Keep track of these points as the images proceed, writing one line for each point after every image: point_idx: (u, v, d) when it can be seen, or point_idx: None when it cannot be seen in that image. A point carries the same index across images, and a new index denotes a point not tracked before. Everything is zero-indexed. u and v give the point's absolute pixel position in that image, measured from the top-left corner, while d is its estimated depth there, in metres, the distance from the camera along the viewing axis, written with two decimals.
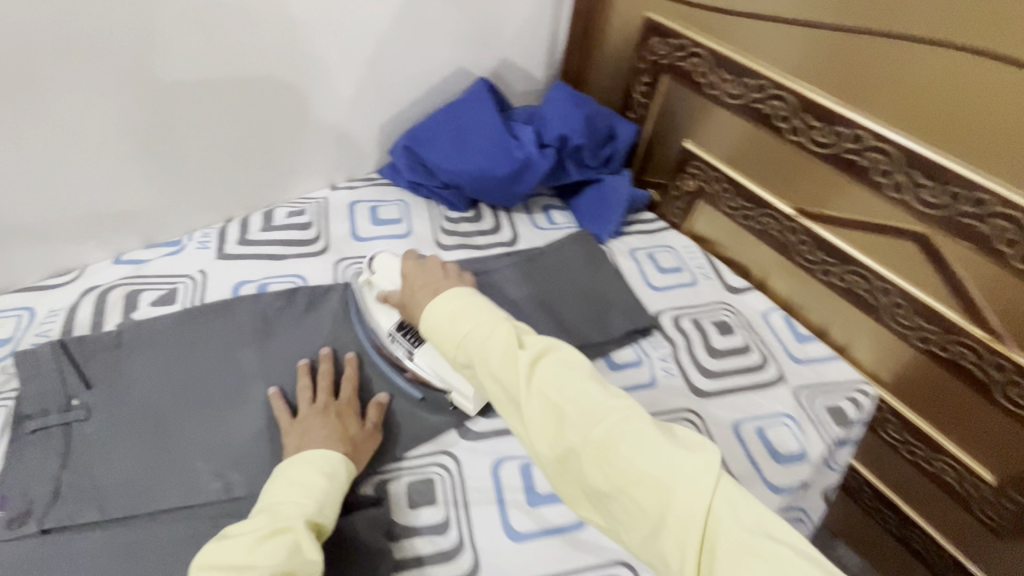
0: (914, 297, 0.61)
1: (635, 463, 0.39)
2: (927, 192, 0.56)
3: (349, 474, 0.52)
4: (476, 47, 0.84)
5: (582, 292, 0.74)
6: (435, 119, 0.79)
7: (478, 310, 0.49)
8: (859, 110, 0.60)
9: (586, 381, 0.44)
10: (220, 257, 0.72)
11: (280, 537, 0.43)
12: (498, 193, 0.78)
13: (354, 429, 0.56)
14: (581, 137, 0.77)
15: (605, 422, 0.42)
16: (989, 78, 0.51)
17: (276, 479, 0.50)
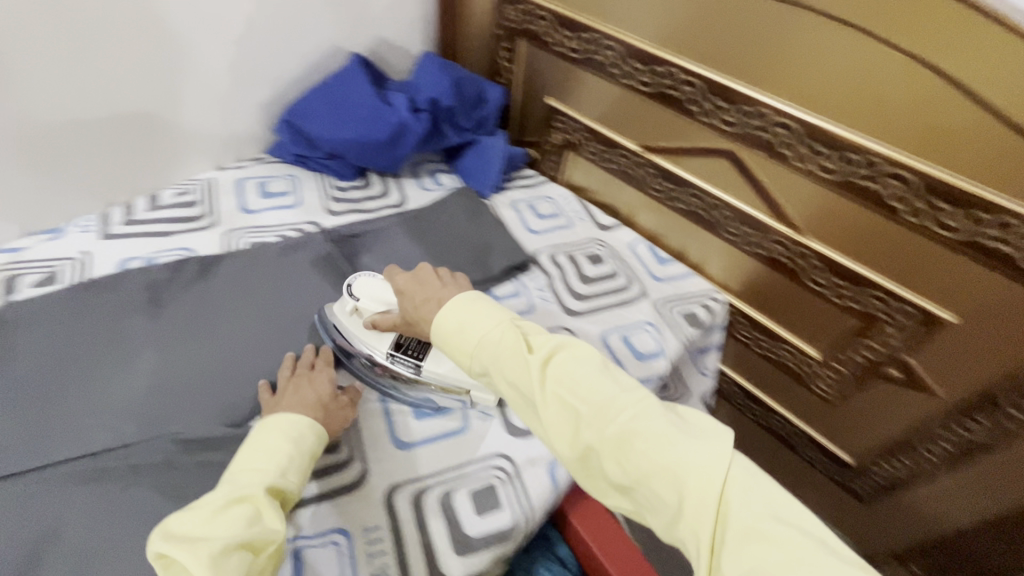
0: (837, 263, 0.65)
1: (656, 456, 0.41)
2: (828, 161, 0.59)
3: (318, 438, 0.53)
4: (350, 24, 0.89)
5: (465, 239, 0.80)
6: (314, 94, 0.84)
7: (488, 312, 0.51)
8: (766, 91, 0.61)
9: (599, 379, 0.45)
10: (103, 238, 0.74)
11: (240, 505, 0.43)
12: (380, 158, 0.84)
13: (330, 399, 0.57)
14: (448, 100, 0.84)
15: (619, 417, 0.43)
16: (900, 61, 0.52)
17: (244, 449, 0.49)
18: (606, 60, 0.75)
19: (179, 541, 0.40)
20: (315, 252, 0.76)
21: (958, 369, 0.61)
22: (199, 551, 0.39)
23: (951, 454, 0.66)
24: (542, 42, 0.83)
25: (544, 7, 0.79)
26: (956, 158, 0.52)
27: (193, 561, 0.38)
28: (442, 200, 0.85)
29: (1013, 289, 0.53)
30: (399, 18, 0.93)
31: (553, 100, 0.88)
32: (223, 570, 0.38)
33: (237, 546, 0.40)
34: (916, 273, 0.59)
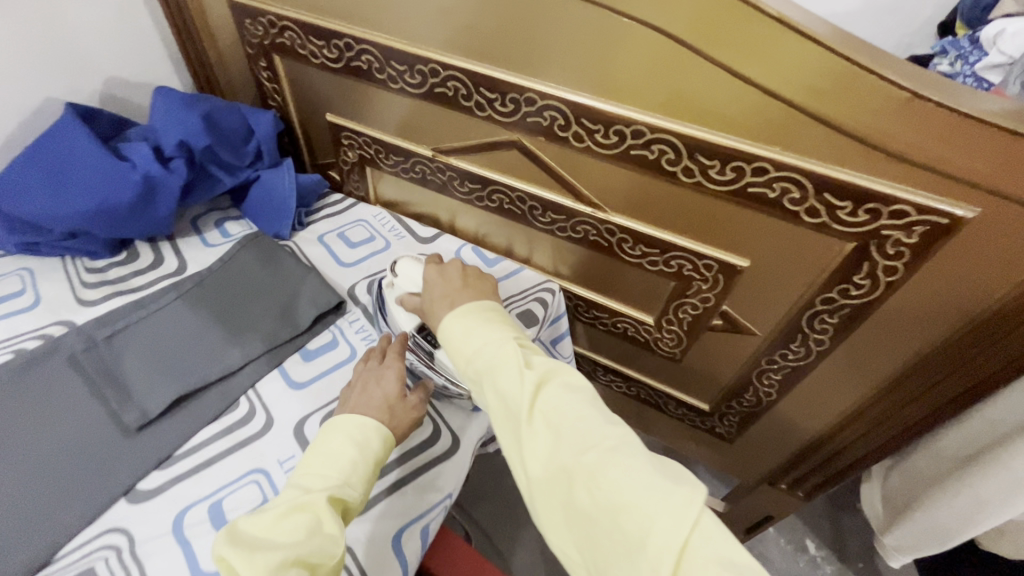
0: (633, 233, 0.65)
1: (626, 490, 0.42)
2: (598, 135, 0.58)
3: (384, 442, 0.52)
4: (62, 69, 0.72)
5: (265, 293, 0.70)
6: (20, 164, 0.67)
7: (496, 326, 0.53)
8: (522, 73, 0.58)
9: (588, 411, 0.46)
10: None
11: (301, 514, 0.45)
12: (136, 224, 0.70)
13: (399, 400, 0.56)
14: (201, 140, 0.71)
15: (600, 446, 0.44)
16: (629, 28, 0.49)
17: (312, 449, 0.51)
18: (369, 66, 0.68)
19: (247, 544, 0.44)
20: (63, 359, 0.60)
21: (761, 305, 0.64)
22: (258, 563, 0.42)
23: (781, 380, 0.70)
24: (298, 55, 0.73)
25: (283, 16, 0.69)
26: (724, 124, 0.51)
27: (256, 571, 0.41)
28: (230, 253, 0.73)
29: (830, 242, 0.54)
30: (123, 50, 0.77)
31: (333, 116, 0.79)
32: None
33: (293, 562, 0.42)
34: (730, 240, 0.59)
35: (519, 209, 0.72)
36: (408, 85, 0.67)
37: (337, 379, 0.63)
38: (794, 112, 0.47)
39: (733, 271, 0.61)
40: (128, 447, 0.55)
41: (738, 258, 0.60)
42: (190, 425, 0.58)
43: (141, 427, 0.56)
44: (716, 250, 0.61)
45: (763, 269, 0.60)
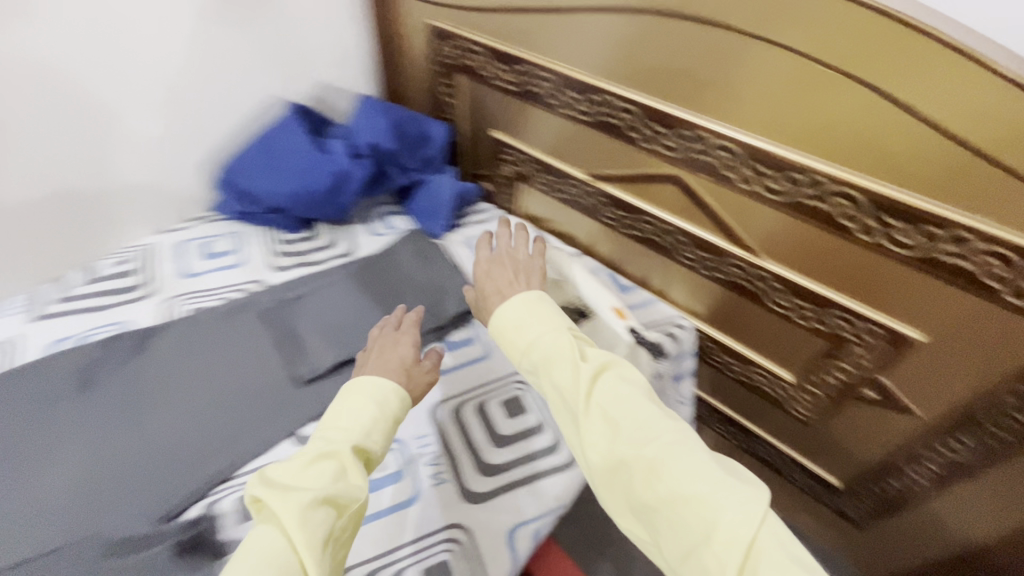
0: (788, 283, 0.62)
1: (687, 484, 0.40)
2: (768, 180, 0.57)
3: (402, 403, 0.51)
4: (289, 74, 0.87)
5: (417, 284, 0.77)
6: (251, 148, 0.82)
7: (549, 319, 0.53)
8: (694, 111, 0.59)
9: (646, 404, 0.46)
10: (36, 318, 0.71)
11: (327, 461, 0.44)
12: (324, 208, 0.82)
13: (414, 363, 0.56)
14: (388, 142, 0.81)
15: (660, 439, 0.43)
16: (825, 79, 0.49)
17: (333, 407, 0.50)
18: (542, 91, 0.73)
19: (275, 488, 0.43)
20: (255, 312, 0.72)
21: (931, 386, 0.58)
22: (289, 503, 0.41)
23: (938, 474, 0.63)
24: (478, 75, 0.81)
25: (476, 41, 0.77)
26: (919, 185, 0.48)
27: (286, 508, 0.40)
28: (393, 245, 0.82)
29: None
30: (338, 61, 0.91)
31: (498, 132, 0.86)
32: (311, 523, 0.40)
33: (322, 502, 0.41)
34: (906, 308, 0.55)
35: (665, 242, 0.73)
36: (576, 112, 0.71)
37: (472, 373, 0.68)
38: (1011, 179, 0.43)
39: (907, 344, 0.57)
40: (295, 395, 0.64)
41: (914, 330, 0.55)
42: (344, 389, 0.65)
43: (308, 382, 0.65)
44: (884, 315, 0.57)
45: (942, 345, 0.54)
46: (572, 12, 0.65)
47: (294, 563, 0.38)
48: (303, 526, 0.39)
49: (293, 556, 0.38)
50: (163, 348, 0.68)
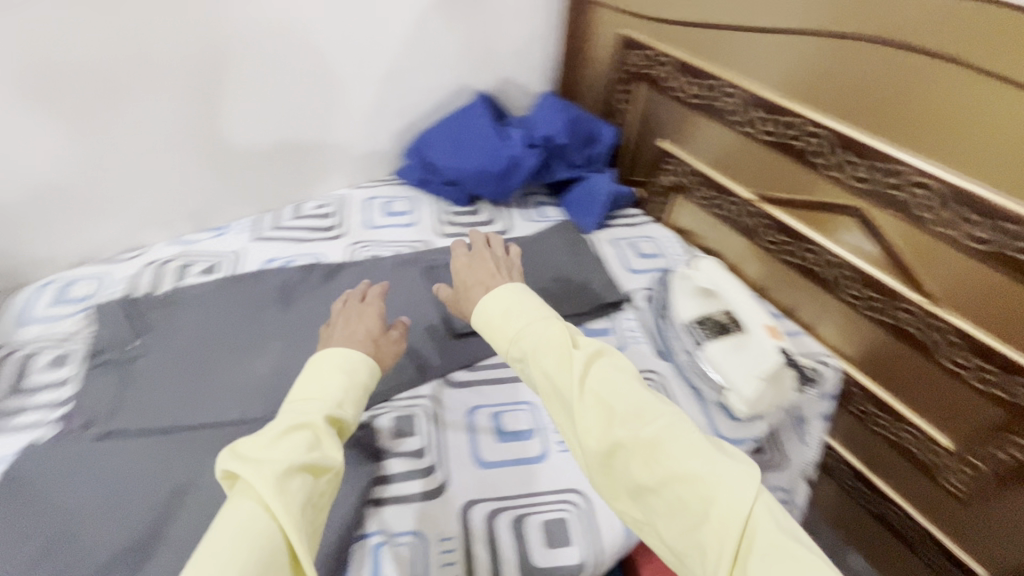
0: (971, 340, 0.58)
1: (684, 461, 0.41)
2: (974, 226, 0.54)
3: (371, 371, 0.53)
4: (480, 66, 0.96)
5: (565, 271, 0.82)
6: (442, 126, 0.93)
7: (534, 312, 0.54)
8: (897, 145, 0.58)
9: (638, 389, 0.46)
10: (255, 238, 0.85)
11: (300, 433, 0.44)
12: (492, 188, 0.90)
13: (381, 334, 0.58)
14: (562, 137, 0.87)
15: (655, 422, 0.44)
16: None
17: (301, 382, 0.50)
18: (725, 107, 0.75)
19: (245, 460, 0.41)
20: (422, 268, 0.82)
21: None
22: (262, 470, 0.39)
23: None
24: (660, 85, 0.85)
25: (668, 53, 0.81)
26: None
27: (260, 478, 0.39)
28: (546, 232, 0.88)
29: None
30: (523, 58, 0.99)
31: (666, 142, 0.88)
32: (288, 490, 0.39)
33: (298, 470, 0.41)
34: None
35: (827, 275, 0.70)
36: (758, 131, 0.72)
37: None
38: None
39: None
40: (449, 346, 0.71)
41: None
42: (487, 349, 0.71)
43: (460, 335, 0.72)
44: None
45: None
46: (780, 35, 0.67)
47: (274, 529, 0.37)
48: (281, 492, 0.39)
49: (271, 522, 0.37)
50: (346, 284, 0.79)
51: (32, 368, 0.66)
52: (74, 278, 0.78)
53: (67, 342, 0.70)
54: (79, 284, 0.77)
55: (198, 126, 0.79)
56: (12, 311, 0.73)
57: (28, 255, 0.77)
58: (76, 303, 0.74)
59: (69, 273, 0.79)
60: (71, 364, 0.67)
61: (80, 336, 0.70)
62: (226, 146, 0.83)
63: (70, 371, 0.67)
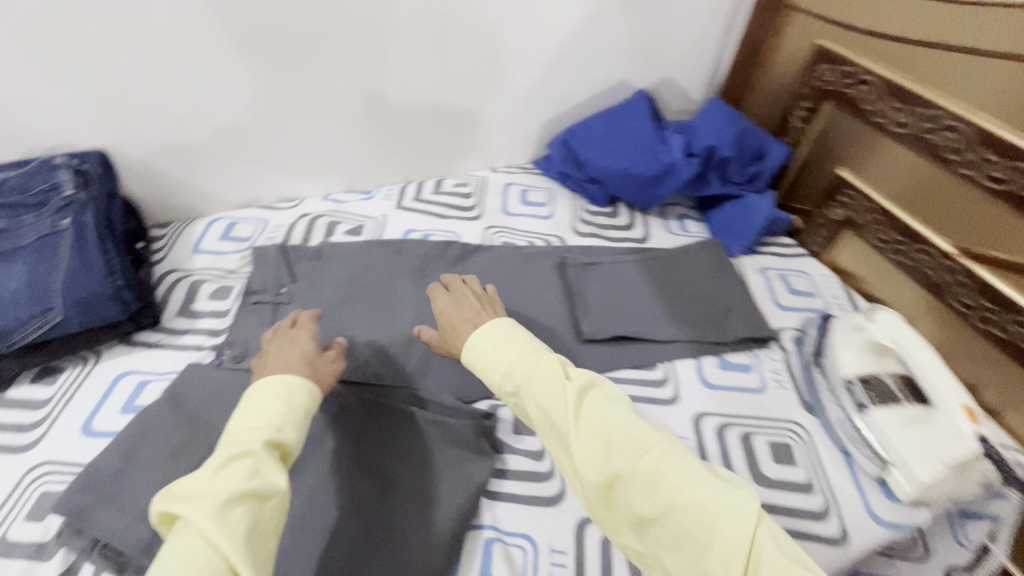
0: None
1: (684, 490, 0.39)
2: None
3: (311, 393, 0.51)
4: (644, 63, 0.91)
5: (705, 294, 0.76)
6: (596, 120, 0.88)
7: (518, 341, 0.52)
8: None
9: (632, 416, 0.44)
10: (398, 207, 0.87)
11: (239, 462, 0.41)
12: (638, 194, 0.85)
13: (317, 355, 0.56)
14: (726, 150, 0.80)
15: (654, 451, 0.42)
16: None
17: (238, 412, 0.47)
18: (945, 143, 0.65)
19: (177, 499, 0.39)
20: (554, 263, 0.80)
21: None
22: (200, 505, 0.37)
23: None
24: (856, 107, 0.75)
25: (877, 72, 0.71)
26: None
27: (197, 514, 0.37)
28: (689, 248, 0.82)
29: None
30: (690, 59, 0.93)
31: (846, 170, 0.78)
32: (228, 523, 0.37)
33: (240, 499, 0.39)
34: None
35: None
36: (986, 176, 0.62)
37: (744, 402, 0.65)
38: None
39: None
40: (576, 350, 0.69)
41: None
42: (615, 360, 0.68)
43: (587, 340, 0.70)
44: None
45: None
46: None
47: (218, 562, 0.36)
48: (222, 523, 0.37)
49: (216, 557, 0.36)
50: (478, 266, 0.79)
51: (199, 296, 0.72)
52: (239, 218, 0.84)
53: (227, 277, 0.75)
54: (243, 224, 0.83)
55: (370, 87, 0.80)
56: (188, 240, 0.80)
57: (203, 187, 0.83)
58: (238, 242, 0.80)
59: (235, 213, 0.85)
60: (229, 299, 0.72)
61: (238, 274, 0.76)
62: (390, 111, 0.84)
63: (229, 305, 0.72)
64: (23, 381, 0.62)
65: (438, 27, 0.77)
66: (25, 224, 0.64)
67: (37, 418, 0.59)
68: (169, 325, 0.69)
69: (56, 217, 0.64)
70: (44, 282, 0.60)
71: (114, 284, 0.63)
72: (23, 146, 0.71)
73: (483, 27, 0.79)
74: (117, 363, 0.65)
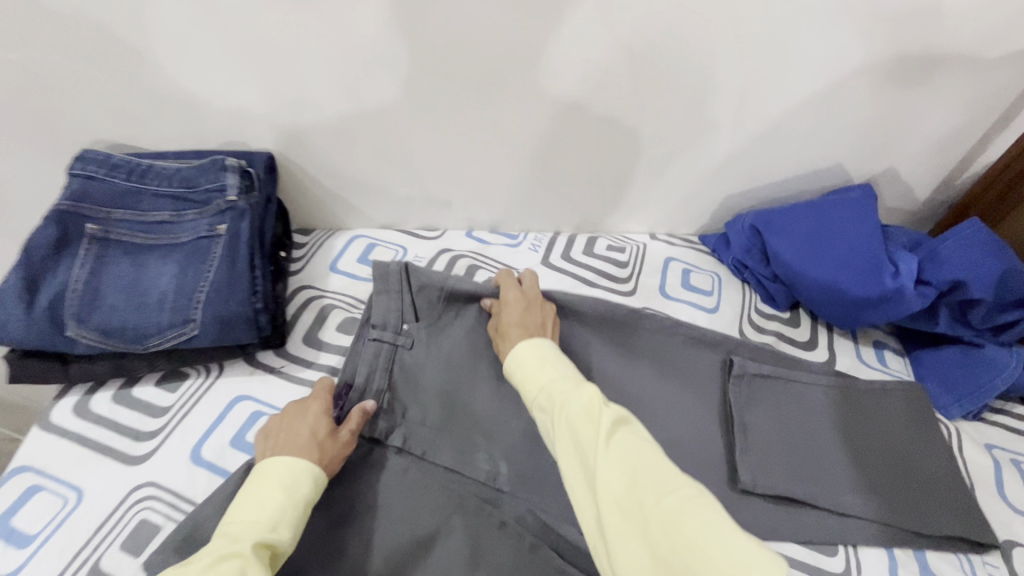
0: None
1: (710, 541, 0.36)
2: None
3: (315, 481, 0.49)
4: (872, 152, 0.75)
5: (908, 466, 0.60)
6: (800, 208, 0.72)
7: (558, 362, 0.53)
8: None
9: (664, 458, 0.42)
10: (543, 263, 0.79)
11: (226, 566, 0.40)
12: (836, 311, 0.69)
13: (328, 435, 0.52)
14: (979, 291, 0.63)
15: (682, 497, 0.39)
16: None
17: (237, 502, 0.46)
18: None
19: None
20: (716, 364, 0.64)
21: None
22: None
23: None
24: None
25: None
26: None
27: None
28: (888, 391, 0.64)
29: None
30: (931, 154, 0.75)
31: None
32: None
33: None
34: None
35: None
36: None
37: None
38: None
39: None
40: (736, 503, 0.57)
41: None
42: (781, 532, 0.55)
43: (743, 491, 0.57)
44: None
45: None
46: None
47: None
48: None
49: None
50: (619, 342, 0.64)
51: (328, 324, 0.68)
52: (381, 242, 0.81)
53: (355, 307, 0.71)
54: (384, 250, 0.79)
55: (551, 132, 0.72)
56: (328, 257, 0.77)
57: (353, 202, 0.79)
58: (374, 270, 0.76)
59: (375, 233, 0.82)
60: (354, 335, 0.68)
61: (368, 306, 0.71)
62: (561, 160, 0.75)
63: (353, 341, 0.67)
64: (150, 381, 0.61)
65: (646, 81, 0.66)
66: (186, 220, 0.62)
67: (154, 428, 0.57)
68: (293, 350, 0.65)
69: (214, 220, 0.62)
70: (190, 288, 0.58)
71: (254, 306, 0.60)
72: (204, 135, 0.70)
73: (698, 85, 0.67)
74: (236, 384, 0.61)
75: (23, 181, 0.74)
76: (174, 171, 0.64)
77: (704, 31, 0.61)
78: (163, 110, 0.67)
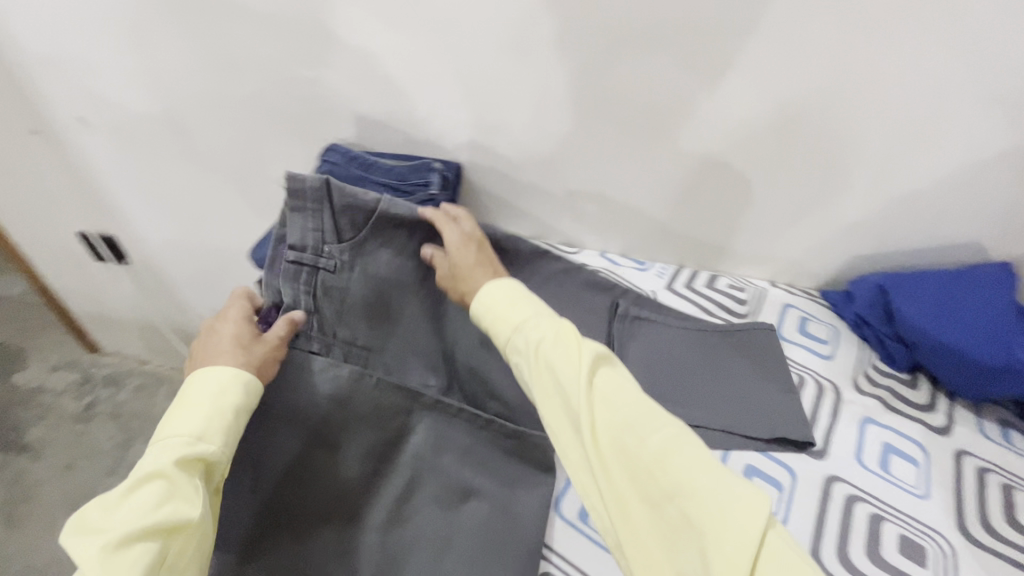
0: None
1: (689, 474, 0.47)
2: None
3: (241, 390, 0.58)
4: (1016, 235, 0.77)
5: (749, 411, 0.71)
6: (930, 276, 0.76)
7: (529, 305, 0.61)
8: None
9: (640, 399, 0.52)
10: (668, 288, 0.88)
11: (152, 486, 0.50)
12: (960, 377, 0.72)
13: (249, 343, 0.62)
14: None
15: (660, 432, 0.50)
16: None
17: (173, 412, 0.56)
18: None
19: (99, 522, 0.49)
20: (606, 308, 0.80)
21: None
22: (109, 536, 0.48)
23: None
24: None
25: None
26: None
27: (94, 552, 0.47)
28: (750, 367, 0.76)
29: None
30: None
31: None
32: (125, 558, 0.47)
33: (144, 526, 0.48)
34: None
35: None
36: None
37: None
38: None
39: None
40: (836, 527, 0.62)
41: None
42: (865, 547, 0.60)
43: None
44: None
45: None
46: None
47: None
48: (119, 557, 0.47)
49: None
50: (562, 288, 0.82)
51: None
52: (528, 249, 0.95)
53: None
54: None
55: (695, 175, 0.82)
56: None
57: (511, 213, 0.95)
58: None
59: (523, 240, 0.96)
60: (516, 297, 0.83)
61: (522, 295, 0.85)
62: (698, 202, 0.85)
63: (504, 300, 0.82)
64: None
65: (790, 143, 0.75)
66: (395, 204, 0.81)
67: None
68: None
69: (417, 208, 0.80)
70: None
71: None
72: (414, 142, 0.90)
73: (838, 151, 0.75)
74: None
75: (277, 162, 0.99)
76: (393, 168, 0.84)
77: (853, 100, 0.70)
78: (390, 122, 0.88)
